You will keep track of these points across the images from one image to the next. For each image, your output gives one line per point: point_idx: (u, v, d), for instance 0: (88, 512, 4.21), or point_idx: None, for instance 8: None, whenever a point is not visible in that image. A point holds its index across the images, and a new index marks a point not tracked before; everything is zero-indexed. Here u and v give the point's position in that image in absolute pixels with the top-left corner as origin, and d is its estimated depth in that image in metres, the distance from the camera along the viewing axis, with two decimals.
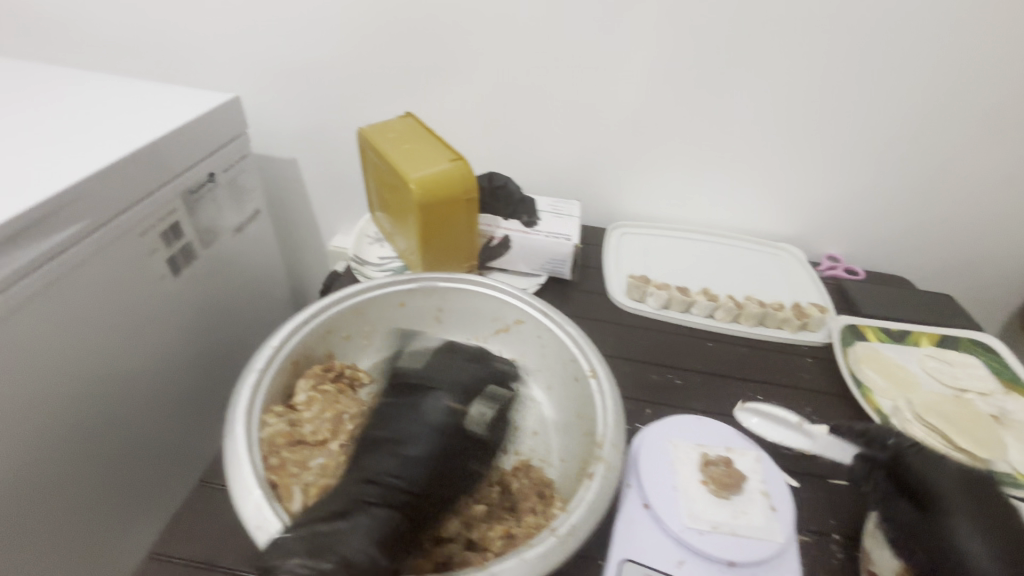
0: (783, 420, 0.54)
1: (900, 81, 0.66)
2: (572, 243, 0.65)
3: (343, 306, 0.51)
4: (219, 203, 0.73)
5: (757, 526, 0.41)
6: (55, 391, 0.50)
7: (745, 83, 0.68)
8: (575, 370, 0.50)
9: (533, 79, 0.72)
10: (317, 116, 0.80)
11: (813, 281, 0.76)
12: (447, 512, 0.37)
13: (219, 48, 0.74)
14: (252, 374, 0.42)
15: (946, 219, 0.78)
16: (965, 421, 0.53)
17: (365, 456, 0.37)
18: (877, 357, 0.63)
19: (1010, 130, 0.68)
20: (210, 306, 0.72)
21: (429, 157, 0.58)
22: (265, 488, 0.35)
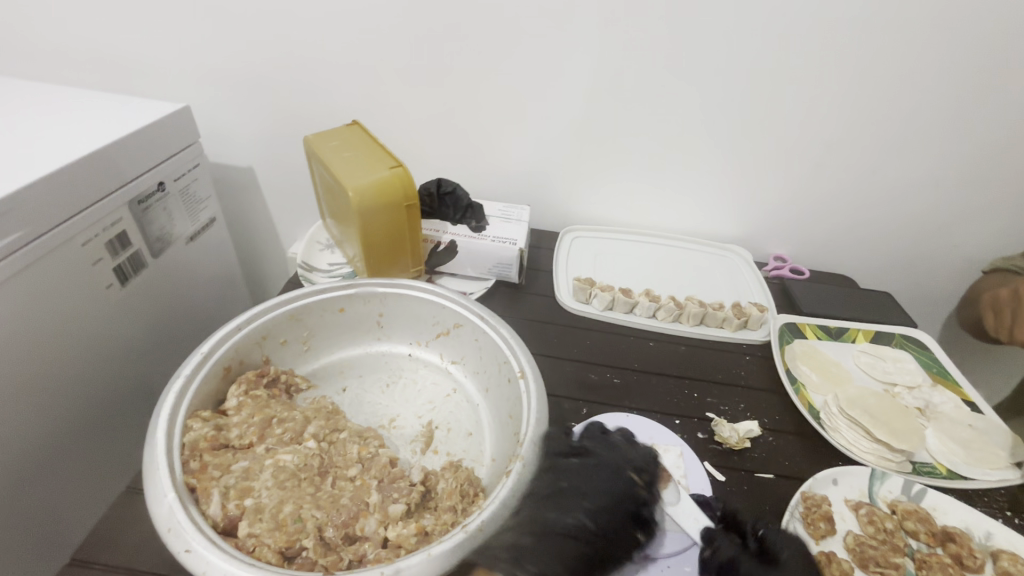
0: (714, 417, 0.56)
1: (831, 87, 0.68)
2: (517, 247, 0.67)
3: (279, 313, 0.52)
4: (171, 212, 0.73)
5: (673, 520, 0.45)
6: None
7: (686, 90, 0.71)
8: (508, 372, 0.51)
9: (482, 87, 0.74)
10: (271, 125, 0.81)
11: (757, 281, 0.78)
12: (361, 512, 0.39)
13: (170, 57, 0.74)
14: (178, 380, 0.43)
15: (885, 220, 0.80)
16: (887, 414, 0.55)
17: (559, 472, 0.41)
18: (813, 353, 0.65)
19: (939, 134, 0.71)
20: (162, 314, 0.73)
21: (370, 164, 0.59)
22: (179, 490, 0.36)
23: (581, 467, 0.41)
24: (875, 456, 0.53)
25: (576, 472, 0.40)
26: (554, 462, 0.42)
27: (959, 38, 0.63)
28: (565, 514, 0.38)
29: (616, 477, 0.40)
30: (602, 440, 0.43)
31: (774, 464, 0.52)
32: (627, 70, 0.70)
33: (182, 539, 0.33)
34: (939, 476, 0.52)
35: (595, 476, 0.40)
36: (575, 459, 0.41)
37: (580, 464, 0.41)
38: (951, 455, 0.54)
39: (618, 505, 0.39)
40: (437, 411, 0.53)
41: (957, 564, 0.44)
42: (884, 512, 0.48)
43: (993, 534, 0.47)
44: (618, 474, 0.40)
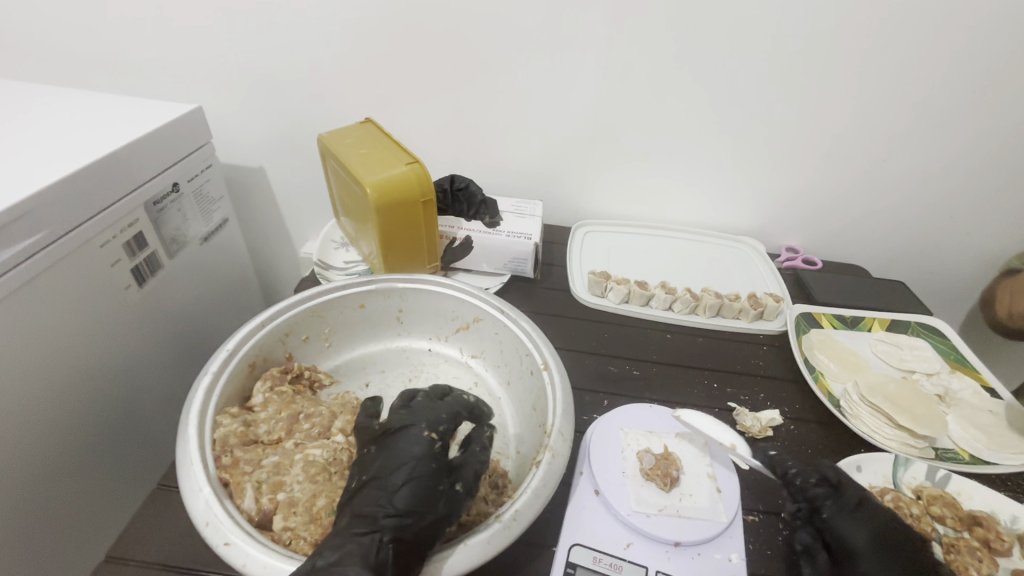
0: (735, 407, 0.56)
1: (842, 77, 0.68)
2: (532, 241, 0.67)
3: (301, 309, 0.52)
4: (185, 213, 0.73)
5: (700, 507, 0.43)
6: (19, 403, 0.50)
7: (697, 81, 0.70)
8: (531, 364, 0.51)
9: (492, 83, 0.74)
10: (281, 125, 0.81)
11: (771, 272, 0.78)
12: None
13: (181, 59, 0.75)
14: (206, 378, 0.43)
15: (897, 209, 0.80)
16: (909, 401, 0.55)
17: (365, 460, 0.38)
18: (830, 343, 0.65)
19: (951, 121, 0.70)
20: (179, 314, 0.73)
21: (386, 161, 0.59)
22: (215, 484, 0.36)
23: (380, 450, 0.38)
24: (898, 443, 0.52)
25: (381, 456, 0.38)
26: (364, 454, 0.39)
27: (970, 24, 0.62)
28: (373, 498, 0.35)
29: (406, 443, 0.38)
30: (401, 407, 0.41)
31: (797, 453, 0.52)
32: (637, 64, 0.70)
33: (221, 533, 0.33)
34: (962, 461, 0.52)
35: (393, 452, 0.38)
36: (371, 445, 0.39)
37: (379, 450, 0.38)
38: (973, 441, 0.54)
39: (417, 474, 0.36)
40: None
41: (985, 548, 0.44)
42: (910, 497, 0.48)
43: (1020, 517, 0.46)
44: (404, 445, 0.38)
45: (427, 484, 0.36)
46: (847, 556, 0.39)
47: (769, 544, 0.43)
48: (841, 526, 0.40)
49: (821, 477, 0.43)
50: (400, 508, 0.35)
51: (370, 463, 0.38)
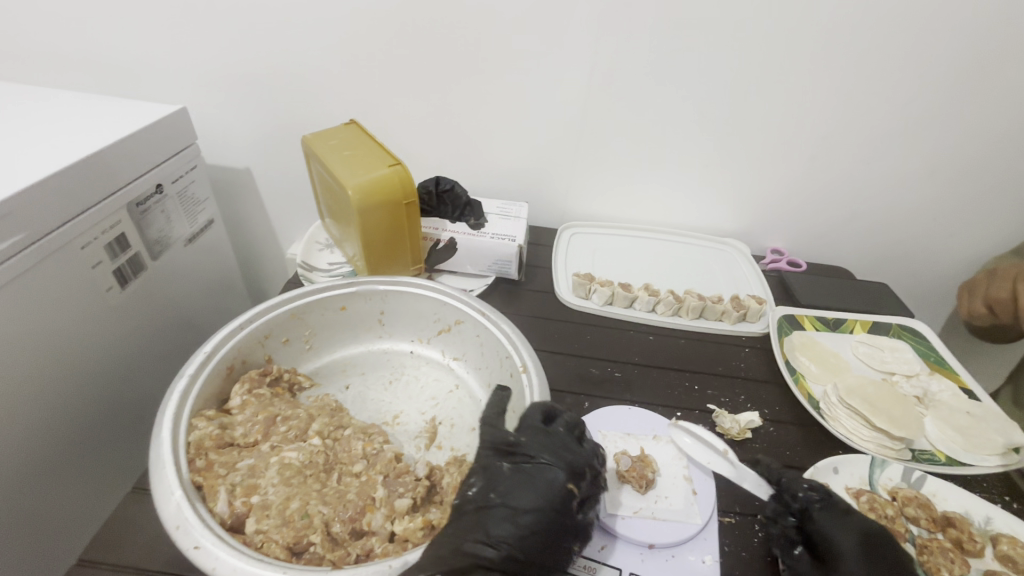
0: (715, 408, 0.56)
1: (827, 81, 0.69)
2: (517, 243, 0.67)
3: (281, 311, 0.52)
4: (169, 214, 0.73)
5: (675, 509, 0.43)
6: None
7: (682, 83, 0.71)
8: (510, 367, 0.51)
9: (478, 84, 0.74)
10: (268, 126, 0.81)
11: (755, 273, 0.78)
12: (368, 507, 0.39)
13: (166, 60, 0.74)
14: (182, 380, 0.43)
15: (880, 211, 0.81)
16: (887, 403, 0.55)
17: (495, 479, 0.38)
18: (812, 344, 0.66)
19: (933, 124, 0.71)
20: (163, 315, 0.73)
21: (369, 163, 0.59)
22: (186, 488, 0.36)
23: (520, 475, 0.38)
24: (874, 444, 0.53)
25: (514, 481, 0.38)
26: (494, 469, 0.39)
27: (951, 28, 0.63)
28: (492, 531, 0.35)
29: (548, 483, 0.37)
30: (542, 434, 0.40)
31: (775, 454, 0.52)
32: (622, 67, 0.70)
33: (191, 536, 0.33)
34: (938, 462, 0.53)
35: (531, 486, 0.37)
36: (511, 465, 0.39)
37: (516, 471, 0.38)
38: (949, 443, 0.55)
39: (547, 523, 0.36)
40: (441, 407, 0.53)
41: (958, 548, 0.45)
42: (885, 499, 0.48)
43: (992, 518, 0.47)
44: (551, 490, 0.37)
45: (550, 538, 0.36)
46: (833, 558, 0.39)
47: (744, 545, 0.42)
48: (830, 527, 0.40)
49: (813, 485, 0.43)
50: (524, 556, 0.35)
51: (500, 486, 0.37)
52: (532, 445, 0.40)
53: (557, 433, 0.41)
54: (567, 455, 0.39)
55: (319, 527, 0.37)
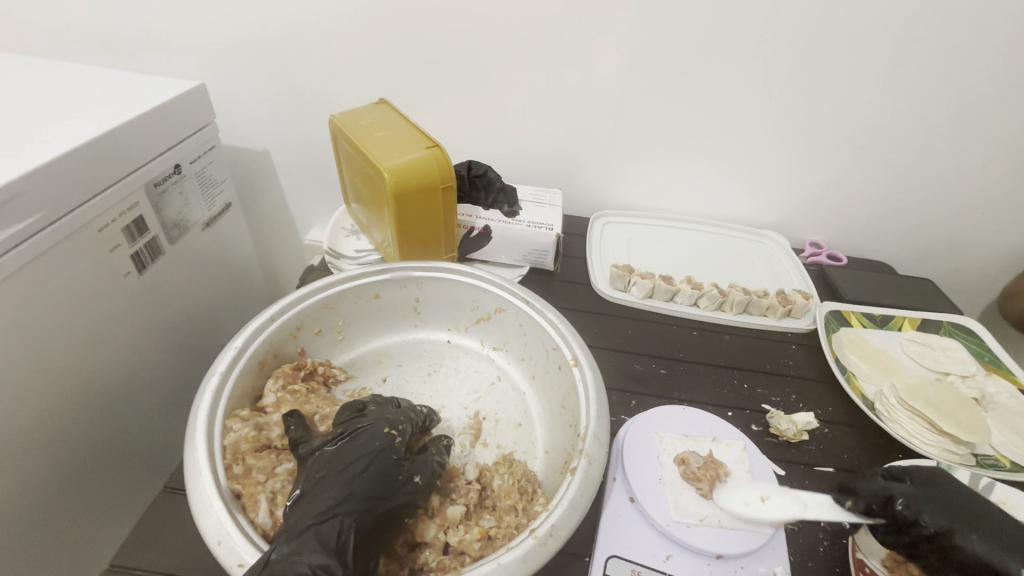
0: (768, 409, 0.53)
1: (883, 65, 0.65)
2: (555, 232, 0.64)
3: (314, 301, 0.49)
4: (186, 197, 0.69)
5: (742, 517, 0.40)
6: (14, 398, 0.47)
7: (729, 66, 0.67)
8: (558, 359, 0.48)
9: (513, 62, 0.70)
10: (288, 106, 0.77)
11: (797, 267, 0.75)
12: (420, 516, 0.36)
13: (182, 33, 0.70)
14: (213, 380, 0.40)
15: (927, 204, 0.78)
16: (949, 405, 0.53)
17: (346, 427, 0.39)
18: (861, 343, 0.63)
19: (992, 113, 0.67)
20: (181, 302, 0.70)
21: (403, 144, 0.56)
22: (226, 499, 0.33)
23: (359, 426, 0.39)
24: (939, 449, 0.50)
25: (357, 431, 0.38)
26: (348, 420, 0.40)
27: None
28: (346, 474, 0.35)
29: (370, 432, 0.38)
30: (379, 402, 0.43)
31: (832, 458, 0.50)
32: (666, 48, 0.66)
33: (235, 554, 0.31)
34: (1003, 469, 0.50)
35: (352, 439, 0.38)
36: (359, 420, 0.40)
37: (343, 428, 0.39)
38: (1013, 448, 0.52)
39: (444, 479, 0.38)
40: (483, 400, 0.50)
41: None
42: None
43: None
44: (376, 430, 0.38)
45: (385, 473, 0.35)
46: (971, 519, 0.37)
47: (810, 554, 0.41)
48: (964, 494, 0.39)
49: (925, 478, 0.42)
50: (361, 493, 0.34)
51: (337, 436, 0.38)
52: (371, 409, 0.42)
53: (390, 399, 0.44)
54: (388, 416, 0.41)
55: (353, 525, 0.32)
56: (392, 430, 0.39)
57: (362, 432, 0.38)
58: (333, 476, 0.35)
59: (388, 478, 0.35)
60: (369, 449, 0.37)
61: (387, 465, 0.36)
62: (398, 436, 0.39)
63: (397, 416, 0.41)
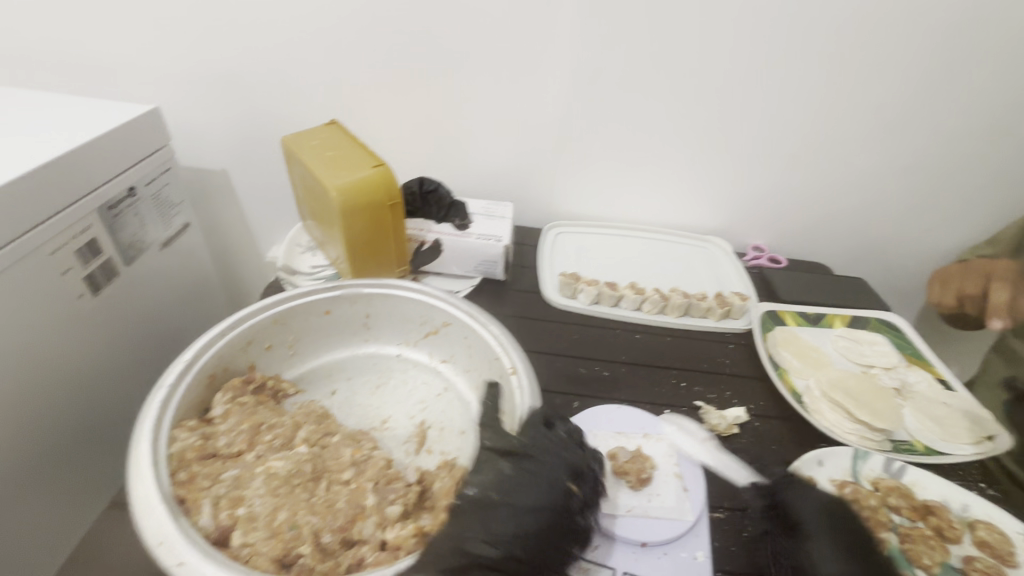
0: (701, 405, 0.57)
1: (805, 80, 0.70)
2: (502, 244, 0.67)
3: (264, 317, 0.51)
4: (142, 218, 0.71)
5: (667, 507, 0.44)
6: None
7: (664, 82, 0.71)
8: (499, 369, 0.51)
9: (461, 81, 0.73)
10: (245, 127, 0.79)
11: (737, 271, 0.79)
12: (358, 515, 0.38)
13: (138, 59, 0.72)
14: (160, 392, 0.41)
15: (857, 208, 0.83)
16: (867, 396, 0.57)
17: (487, 471, 0.40)
18: (794, 340, 0.67)
19: (906, 124, 0.73)
20: (137, 322, 0.71)
21: (351, 164, 0.58)
22: (169, 503, 0.34)
23: (518, 475, 0.40)
24: (858, 436, 0.54)
25: (515, 481, 0.39)
26: (490, 463, 0.41)
27: (927, 25, 0.64)
28: (491, 525, 0.37)
29: (550, 483, 0.39)
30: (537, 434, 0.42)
31: (761, 449, 0.53)
32: (605, 67, 0.70)
33: (173, 552, 0.32)
34: (916, 452, 0.54)
35: (532, 486, 0.39)
36: (511, 466, 0.40)
37: (517, 474, 0.40)
38: (926, 432, 0.56)
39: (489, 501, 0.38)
40: (429, 411, 0.52)
41: (938, 536, 0.46)
42: (868, 489, 0.49)
43: (969, 506, 0.49)
44: (552, 487, 0.39)
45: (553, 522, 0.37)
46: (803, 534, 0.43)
47: (733, 540, 0.44)
48: (798, 505, 0.45)
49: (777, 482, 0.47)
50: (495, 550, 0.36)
51: (497, 486, 0.39)
52: (529, 445, 0.42)
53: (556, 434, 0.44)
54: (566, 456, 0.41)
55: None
56: (571, 483, 0.40)
57: (488, 469, 0.40)
58: (488, 519, 0.37)
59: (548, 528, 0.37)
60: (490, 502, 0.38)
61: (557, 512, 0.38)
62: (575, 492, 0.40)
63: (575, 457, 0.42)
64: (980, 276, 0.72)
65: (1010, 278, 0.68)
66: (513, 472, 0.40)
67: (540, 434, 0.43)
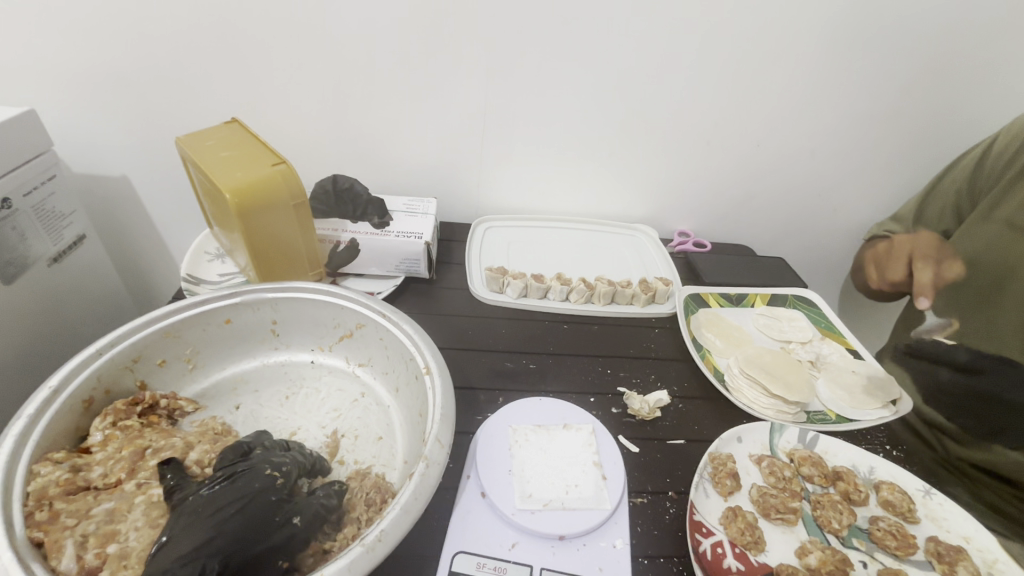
0: (626, 391, 0.57)
1: (716, 67, 0.71)
2: (423, 241, 0.65)
3: (151, 331, 0.46)
4: (24, 232, 0.64)
5: (585, 497, 0.43)
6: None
7: (581, 71, 0.71)
8: (414, 369, 0.49)
9: (375, 74, 0.70)
10: (142, 129, 0.73)
11: (663, 256, 0.80)
12: None
13: (10, 56, 0.65)
14: (19, 423, 0.37)
15: (773, 190, 0.86)
16: (783, 370, 0.59)
17: (252, 477, 0.37)
18: (717, 320, 0.68)
19: (812, 108, 0.76)
20: (21, 345, 0.64)
21: (249, 163, 0.55)
22: (19, 549, 0.31)
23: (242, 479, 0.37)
24: (774, 410, 0.56)
25: (267, 481, 0.37)
26: (261, 468, 0.38)
27: (824, 10, 0.67)
28: (251, 512, 0.34)
29: (253, 483, 0.36)
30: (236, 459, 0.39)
31: (683, 430, 0.54)
32: (522, 59, 0.70)
33: None
34: (829, 421, 0.56)
35: (233, 488, 0.36)
36: (219, 482, 0.37)
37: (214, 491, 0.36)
38: (839, 402, 0.58)
39: (260, 504, 0.35)
40: (344, 418, 0.50)
41: (846, 500, 0.48)
42: (784, 461, 0.51)
43: (875, 468, 0.51)
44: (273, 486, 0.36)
45: (261, 515, 0.34)
46: None
47: (655, 524, 0.44)
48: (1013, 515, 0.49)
49: None
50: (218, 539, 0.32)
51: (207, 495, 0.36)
52: (242, 464, 0.39)
53: (256, 455, 0.40)
54: (280, 466, 0.39)
55: (216, 566, 0.31)
56: (275, 471, 0.38)
57: (244, 472, 0.37)
58: (193, 525, 0.33)
59: (261, 519, 0.34)
60: (259, 496, 0.35)
61: (263, 507, 0.35)
62: (280, 477, 0.38)
63: (283, 459, 0.40)
64: (901, 257, 0.73)
65: (930, 255, 0.69)
66: (210, 491, 0.36)
67: (275, 451, 0.41)
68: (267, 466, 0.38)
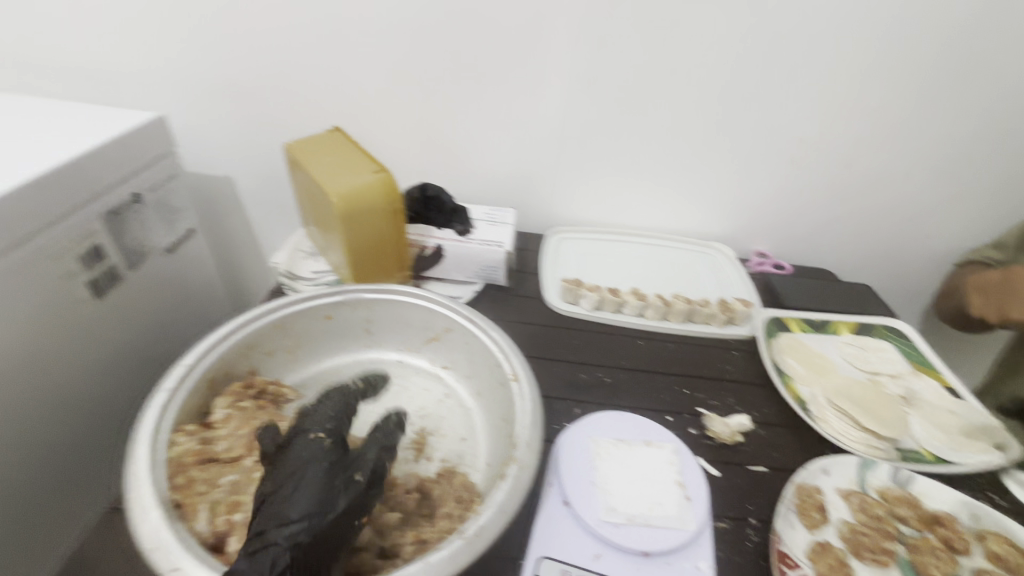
0: (705, 412, 0.56)
1: (804, 84, 0.69)
2: (504, 249, 0.67)
3: (265, 322, 0.51)
4: (146, 224, 0.71)
5: (670, 516, 0.43)
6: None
7: (664, 88, 0.71)
8: (500, 376, 0.50)
9: (464, 87, 0.73)
10: (249, 134, 0.80)
11: (740, 277, 0.79)
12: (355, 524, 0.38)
13: (144, 67, 0.73)
14: (161, 396, 0.41)
15: (862, 214, 0.82)
16: (873, 403, 0.57)
17: (302, 446, 0.37)
18: (798, 346, 0.66)
19: (909, 129, 0.72)
20: (139, 327, 0.71)
21: (352, 169, 0.58)
22: (165, 507, 0.34)
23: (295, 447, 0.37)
24: (863, 444, 0.54)
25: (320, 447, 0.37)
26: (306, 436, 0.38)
27: (930, 26, 0.64)
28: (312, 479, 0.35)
29: (306, 451, 0.37)
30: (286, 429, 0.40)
31: (765, 456, 0.52)
32: (605, 75, 0.71)
33: (171, 559, 0.32)
34: (924, 461, 0.53)
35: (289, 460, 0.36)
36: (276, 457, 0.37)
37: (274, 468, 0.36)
38: (934, 442, 0.55)
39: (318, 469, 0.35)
40: (430, 417, 0.52)
41: (947, 548, 0.45)
42: (875, 499, 0.49)
43: (981, 517, 0.47)
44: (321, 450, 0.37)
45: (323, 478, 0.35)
46: None
47: (738, 550, 0.43)
48: None
49: None
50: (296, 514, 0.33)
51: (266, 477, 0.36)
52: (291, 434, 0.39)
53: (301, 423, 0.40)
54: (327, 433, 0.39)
55: (299, 530, 0.32)
56: (322, 433, 0.39)
57: (294, 441, 0.38)
58: (271, 507, 0.33)
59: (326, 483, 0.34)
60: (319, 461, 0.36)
61: (323, 470, 0.35)
62: (330, 437, 0.38)
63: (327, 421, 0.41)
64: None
65: None
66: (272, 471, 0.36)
67: (323, 411, 0.42)
68: (309, 432, 0.39)
